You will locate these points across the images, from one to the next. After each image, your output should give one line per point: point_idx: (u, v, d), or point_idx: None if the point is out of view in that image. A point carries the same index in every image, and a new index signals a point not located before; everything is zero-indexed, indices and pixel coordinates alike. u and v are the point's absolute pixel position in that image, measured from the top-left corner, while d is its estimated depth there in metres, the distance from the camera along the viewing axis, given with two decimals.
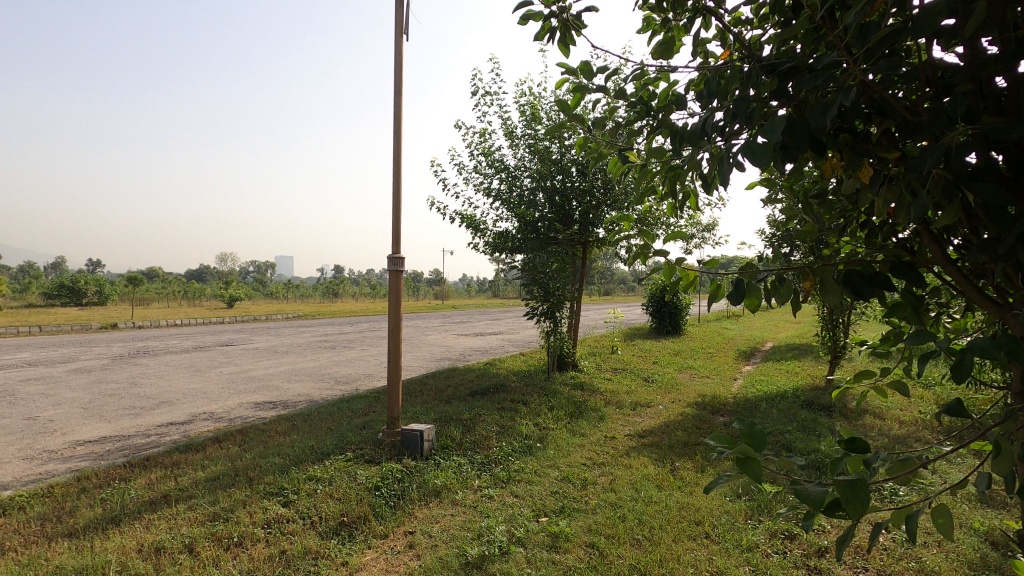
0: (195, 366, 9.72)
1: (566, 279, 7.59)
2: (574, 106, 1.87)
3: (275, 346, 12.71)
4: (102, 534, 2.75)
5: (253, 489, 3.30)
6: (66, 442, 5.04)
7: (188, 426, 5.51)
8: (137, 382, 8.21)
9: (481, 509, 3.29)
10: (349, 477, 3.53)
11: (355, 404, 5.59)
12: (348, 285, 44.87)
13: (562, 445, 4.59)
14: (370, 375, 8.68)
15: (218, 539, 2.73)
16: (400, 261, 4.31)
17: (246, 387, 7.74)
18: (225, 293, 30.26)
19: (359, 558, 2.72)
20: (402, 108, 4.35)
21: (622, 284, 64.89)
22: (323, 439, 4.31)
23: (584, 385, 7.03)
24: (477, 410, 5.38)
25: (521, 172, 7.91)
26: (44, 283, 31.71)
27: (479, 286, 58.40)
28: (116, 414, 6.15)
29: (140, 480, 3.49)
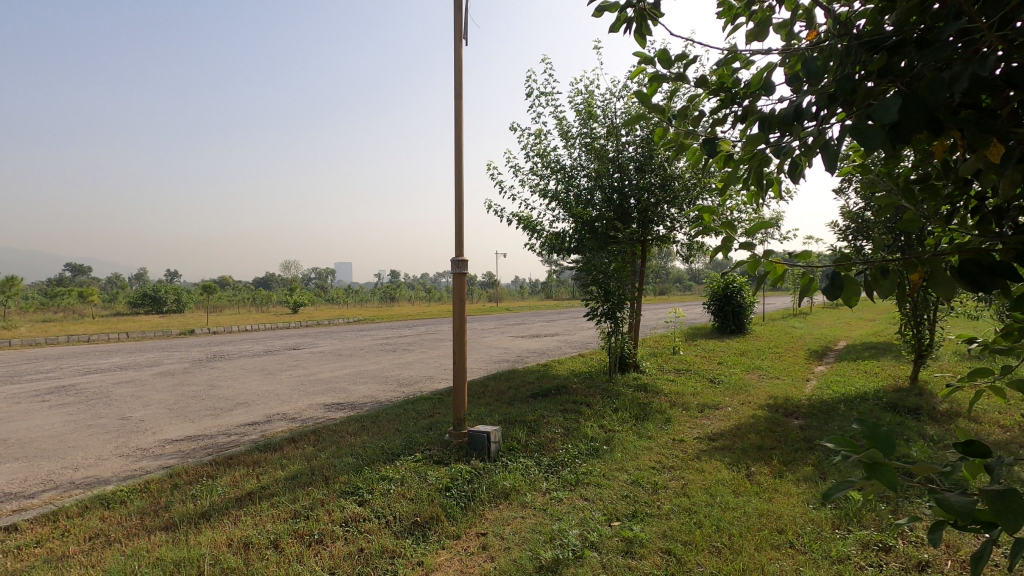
0: (267, 370, 10.20)
1: (626, 278, 7.44)
2: (652, 97, 1.83)
3: (339, 349, 13.17)
4: (195, 528, 2.91)
5: (330, 487, 3.40)
6: (157, 441, 5.39)
7: (264, 426, 5.77)
8: (216, 384, 8.71)
9: (552, 512, 3.26)
10: (420, 478, 3.59)
11: (420, 406, 5.69)
12: (405, 290, 45.90)
13: (630, 448, 4.49)
14: (432, 377, 8.83)
15: (300, 536, 2.83)
16: (463, 264, 4.34)
17: (315, 389, 8.03)
18: (290, 299, 31.67)
19: (434, 558, 2.74)
20: (463, 111, 4.39)
21: (678, 283, 63.29)
22: (392, 440, 4.40)
23: (647, 387, 6.87)
24: (540, 412, 5.35)
25: (577, 172, 7.82)
26: (128, 293, 34.23)
27: (532, 288, 58.48)
28: (198, 415, 6.54)
29: (225, 477, 3.67)
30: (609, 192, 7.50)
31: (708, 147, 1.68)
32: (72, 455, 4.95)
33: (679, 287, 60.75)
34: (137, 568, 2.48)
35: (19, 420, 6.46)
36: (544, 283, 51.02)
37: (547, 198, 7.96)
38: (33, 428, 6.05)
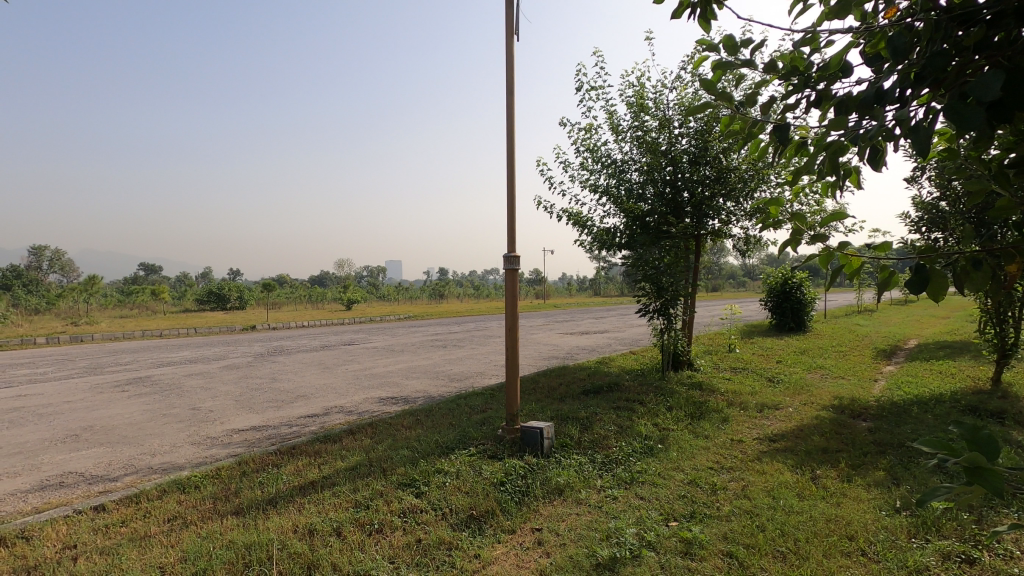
0: (323, 364, 10.55)
1: (680, 274, 7.25)
2: (717, 85, 1.79)
3: (392, 345, 13.46)
4: (264, 514, 3.04)
5: (388, 479, 3.49)
6: (225, 430, 5.67)
7: (323, 418, 5.97)
8: (277, 377, 9.09)
9: (607, 510, 3.22)
10: (474, 472, 3.62)
11: (473, 401, 5.74)
12: (453, 287, 46.44)
13: (686, 447, 4.38)
14: (482, 373, 8.90)
15: (360, 524, 2.91)
16: (516, 260, 4.35)
17: (370, 384, 8.24)
18: (343, 297, 32.66)
19: (491, 552, 2.76)
20: (515, 107, 4.38)
21: (731, 279, 61.38)
22: (446, 434, 4.46)
23: (702, 385, 6.69)
24: (593, 410, 5.30)
25: (628, 166, 7.68)
26: (195, 290, 36.19)
27: (579, 285, 58.08)
28: (262, 407, 6.85)
29: (289, 466, 3.82)
30: (661, 185, 7.33)
31: (778, 135, 1.60)
32: (149, 443, 5.28)
33: (733, 284, 58.74)
34: (212, 550, 2.61)
35: (102, 409, 6.94)
36: (593, 280, 50.57)
37: (597, 194, 7.86)
38: (114, 417, 6.48)
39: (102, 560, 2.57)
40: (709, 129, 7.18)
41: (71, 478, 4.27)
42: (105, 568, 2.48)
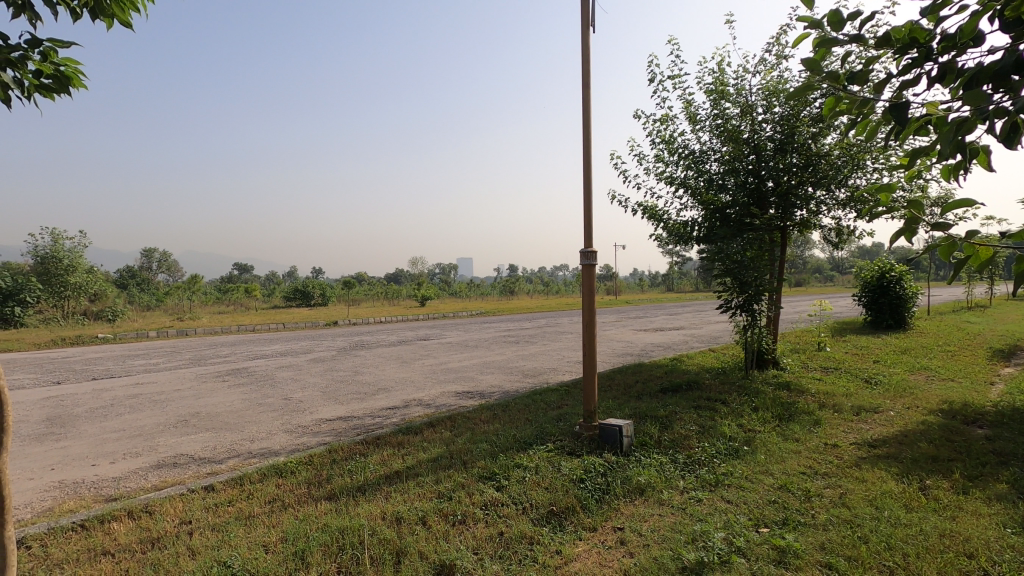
0: (401, 359, 10.93)
1: (766, 267, 6.84)
2: (821, 63, 1.70)
3: (465, 341, 13.71)
4: (354, 500, 3.19)
5: (469, 471, 3.56)
6: (314, 420, 6.01)
7: (403, 411, 6.19)
8: (359, 371, 9.51)
9: (692, 512, 3.12)
10: (553, 468, 3.62)
11: (548, 397, 5.75)
12: (523, 283, 46.66)
13: (774, 450, 4.15)
14: (555, 369, 8.89)
15: (444, 515, 2.99)
16: (593, 255, 4.29)
17: (446, 378, 8.45)
18: (418, 293, 33.70)
19: (572, 548, 2.74)
20: (591, 100, 4.31)
21: (818, 273, 57.72)
22: (524, 429, 4.49)
23: (790, 385, 6.33)
24: (672, 408, 5.15)
25: (708, 156, 7.37)
26: (283, 288, 38.63)
27: (652, 281, 56.71)
28: (346, 398, 7.19)
29: (375, 456, 3.98)
30: (744, 175, 6.98)
31: (895, 115, 1.47)
32: (248, 429, 5.69)
33: (820, 278, 55.03)
34: (309, 531, 2.77)
35: (207, 397, 7.56)
36: (666, 275, 49.26)
37: (674, 186, 7.60)
38: (217, 405, 7.04)
39: (215, 536, 2.80)
40: (797, 114, 6.75)
41: (182, 460, 4.68)
42: (217, 544, 2.70)
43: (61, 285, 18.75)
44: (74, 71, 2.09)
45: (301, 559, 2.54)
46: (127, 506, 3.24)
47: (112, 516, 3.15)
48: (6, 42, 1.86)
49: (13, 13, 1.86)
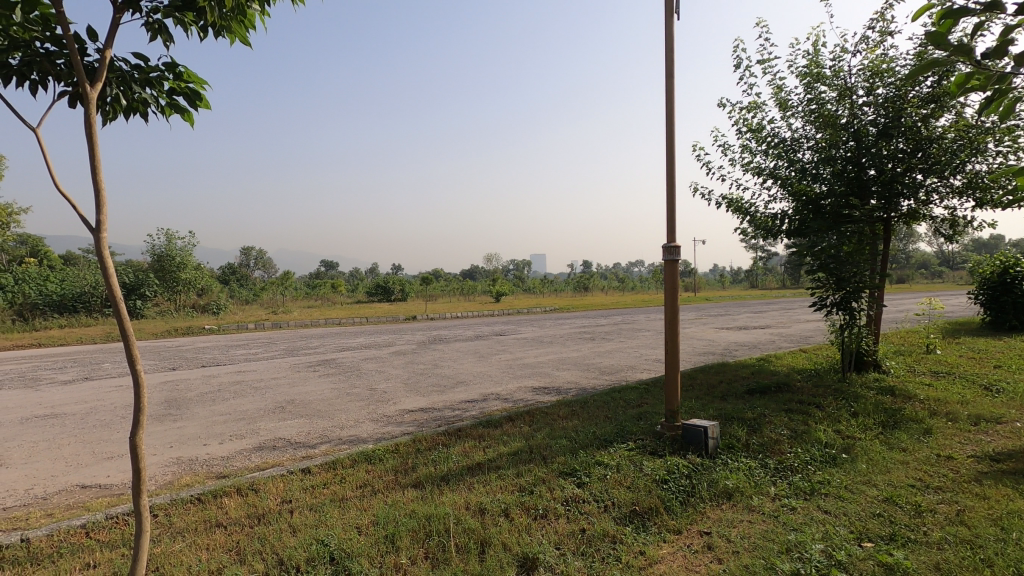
0: (478, 354, 11.13)
1: (867, 262, 6.31)
2: (948, 37, 1.55)
3: (540, 337, 13.76)
4: (439, 488, 3.30)
5: (550, 467, 3.57)
6: (398, 410, 6.26)
7: (482, 404, 6.30)
8: (438, 364, 9.79)
9: (786, 521, 2.95)
10: (635, 467, 3.56)
11: (628, 395, 5.65)
12: (597, 279, 46.05)
13: (878, 460, 3.84)
14: (633, 367, 8.72)
15: (526, 509, 3.02)
16: (677, 251, 4.16)
17: (523, 374, 8.51)
18: (492, 289, 34.18)
19: (657, 550, 2.68)
20: (674, 89, 4.17)
21: (925, 269, 52.67)
22: (603, 426, 4.44)
23: (894, 390, 5.83)
24: (761, 411, 4.91)
25: (800, 145, 6.92)
26: (366, 283, 40.53)
27: (734, 277, 54.28)
28: (428, 390, 7.44)
29: (458, 447, 4.09)
30: (841, 164, 6.49)
31: None
32: (338, 417, 6.02)
33: (927, 274, 50.25)
34: (399, 517, 2.89)
35: (301, 385, 8.09)
36: (750, 271, 46.91)
37: (763, 177, 7.21)
38: (309, 393, 7.50)
39: (312, 516, 2.98)
40: (904, 95, 6.21)
41: (281, 443, 5.03)
42: (315, 523, 2.88)
43: (175, 281, 20.82)
44: (203, 90, 2.27)
45: (391, 543, 2.66)
46: (236, 483, 3.52)
47: (224, 492, 3.43)
48: (147, 64, 2.09)
49: (152, 36, 2.07)
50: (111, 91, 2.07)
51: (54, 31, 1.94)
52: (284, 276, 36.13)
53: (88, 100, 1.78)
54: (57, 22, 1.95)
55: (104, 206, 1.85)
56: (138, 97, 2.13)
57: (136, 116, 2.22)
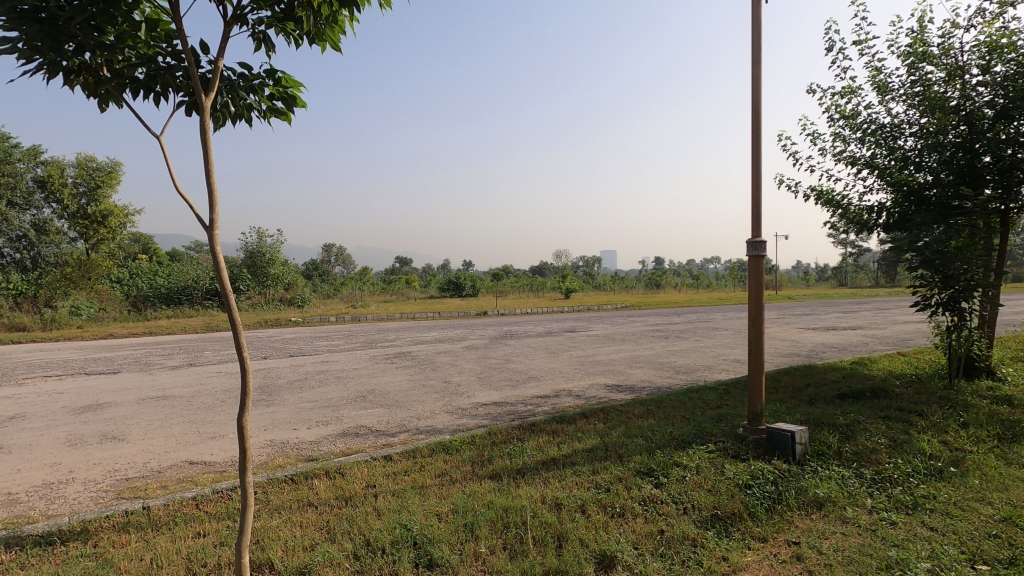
0: (549, 349, 11.14)
1: (981, 258, 5.71)
2: None
3: (612, 334, 13.58)
4: (515, 481, 3.34)
5: (626, 466, 3.52)
6: (472, 403, 6.39)
7: (554, 400, 6.31)
8: (510, 359, 9.89)
9: (884, 535, 2.75)
10: (716, 470, 3.44)
11: (706, 396, 5.45)
12: (670, 275, 44.68)
13: (993, 476, 3.48)
14: (711, 367, 8.40)
15: (603, 506, 3.00)
16: (762, 245, 3.96)
17: (595, 371, 8.44)
18: (562, 285, 34.06)
19: (741, 557, 2.57)
20: (761, 75, 3.96)
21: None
22: (681, 427, 4.32)
23: (1012, 400, 5.26)
24: (855, 417, 4.59)
25: (901, 131, 6.38)
26: (438, 279, 41.65)
27: (820, 274, 51.01)
28: (500, 384, 7.54)
29: (532, 441, 4.12)
30: (950, 150, 5.92)
31: None
32: (415, 408, 6.23)
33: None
34: (477, 507, 2.95)
35: (380, 376, 8.45)
36: (838, 268, 43.87)
37: (857, 167, 6.71)
38: (388, 384, 7.80)
39: (395, 501, 3.11)
40: None
41: (363, 430, 5.28)
42: (399, 508, 3.00)
43: (265, 276, 22.35)
44: (299, 93, 2.41)
45: (470, 531, 2.72)
46: (324, 466, 3.73)
47: (314, 474, 3.65)
48: (251, 73, 2.25)
49: (257, 46, 2.22)
50: (221, 99, 2.23)
51: (175, 46, 2.12)
52: (362, 271, 37.82)
53: (203, 108, 1.94)
54: (177, 37, 2.13)
55: (215, 205, 2.01)
56: (244, 102, 2.29)
57: (241, 121, 2.38)
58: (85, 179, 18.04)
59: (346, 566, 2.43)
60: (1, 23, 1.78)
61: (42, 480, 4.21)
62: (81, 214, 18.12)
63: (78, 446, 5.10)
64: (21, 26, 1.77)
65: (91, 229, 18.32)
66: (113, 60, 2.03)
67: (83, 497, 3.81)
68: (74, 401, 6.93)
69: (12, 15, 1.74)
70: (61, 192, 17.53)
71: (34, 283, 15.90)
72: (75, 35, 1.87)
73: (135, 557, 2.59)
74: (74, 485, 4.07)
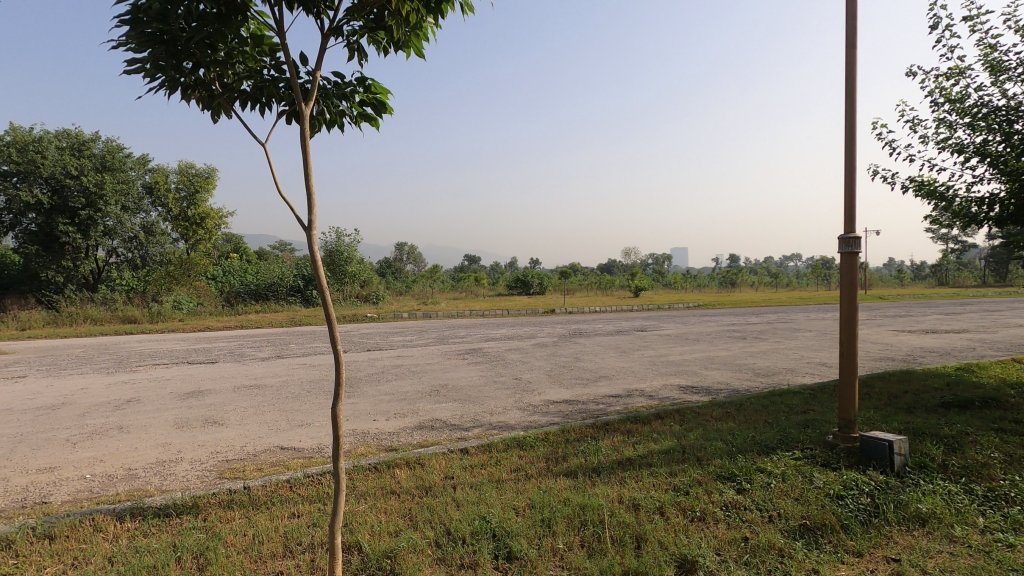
0: (620, 348, 10.98)
1: None
2: None
3: (685, 333, 13.19)
4: (591, 479, 3.33)
5: (706, 469, 3.42)
6: (543, 400, 6.42)
7: (627, 399, 6.21)
8: (580, 357, 9.84)
9: (1001, 558, 2.50)
10: (803, 478, 3.27)
11: (791, 400, 5.19)
12: (746, 274, 42.67)
13: None
14: (794, 370, 7.97)
15: (682, 509, 2.93)
16: (856, 242, 3.72)
17: (668, 371, 8.23)
18: (632, 283, 33.40)
19: (833, 571, 2.43)
20: (856, 60, 3.72)
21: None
22: (764, 432, 4.14)
23: None
24: (963, 428, 4.21)
25: (1019, 114, 5.77)
26: (506, 276, 42.14)
27: (916, 273, 47.06)
28: (571, 382, 7.52)
29: (607, 440, 4.09)
30: None
31: None
32: (487, 403, 6.35)
33: None
34: (554, 503, 2.97)
35: (453, 372, 8.66)
36: (938, 267, 40.23)
37: (965, 155, 6.14)
38: (460, 379, 7.99)
39: (473, 493, 3.19)
40: None
41: (438, 424, 5.44)
42: (477, 500, 3.08)
43: (343, 273, 23.44)
44: (387, 99, 2.51)
45: (548, 527, 2.74)
46: (405, 457, 3.88)
47: (395, 463, 3.80)
48: (343, 81, 2.37)
49: (350, 55, 2.34)
50: (317, 107, 2.37)
51: (277, 59, 2.27)
52: (434, 269, 38.89)
53: (303, 116, 2.07)
54: (279, 50, 2.28)
55: (313, 206, 2.14)
56: (337, 109, 2.42)
57: (335, 128, 2.52)
58: (186, 184, 19.72)
59: (429, 553, 2.52)
60: (131, 46, 1.97)
61: (156, 458, 4.66)
62: (183, 217, 19.81)
63: (184, 428, 5.60)
64: (148, 47, 1.95)
65: (191, 230, 20.02)
66: (223, 75, 2.20)
67: (191, 475, 4.18)
68: (180, 388, 7.59)
69: (140, 37, 1.93)
70: (167, 198, 19.12)
71: (144, 280, 18.11)
72: (193, 54, 2.05)
73: (240, 533, 2.82)
74: (183, 464, 4.48)
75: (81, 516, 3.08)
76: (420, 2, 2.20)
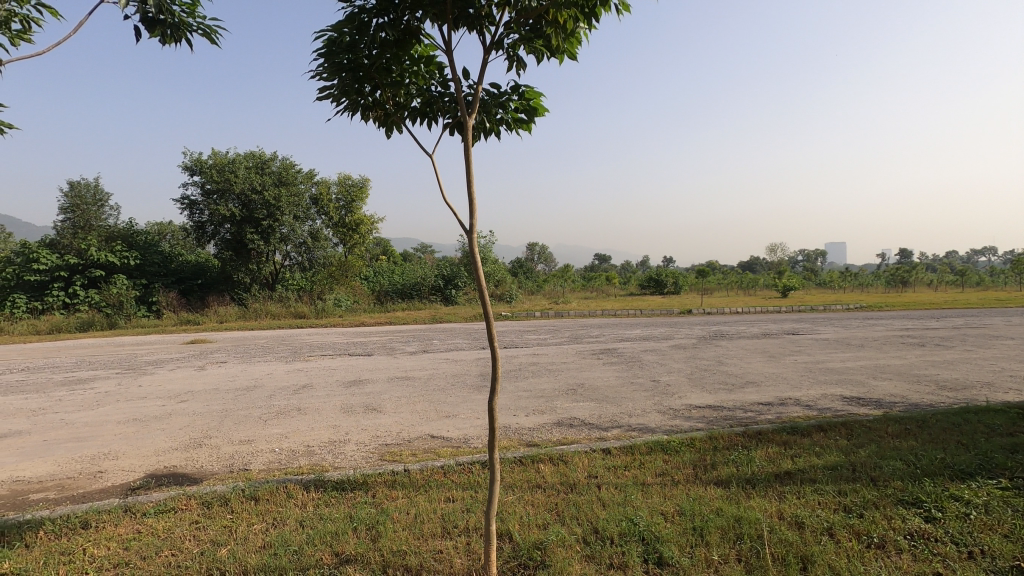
0: (768, 352, 10.17)
1: None
2: None
3: (847, 338, 11.81)
4: (745, 491, 3.14)
5: (884, 491, 3.04)
6: (684, 404, 6.17)
7: (780, 408, 5.75)
8: (723, 361, 9.27)
9: None
10: (1015, 513, 2.76)
11: (992, 419, 4.41)
12: (922, 272, 37.03)
13: None
14: (992, 384, 6.76)
15: (856, 533, 2.64)
16: None
17: (827, 379, 7.45)
18: (778, 283, 30.72)
19: None
20: None
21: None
22: (957, 454, 3.58)
23: None
24: None
25: None
26: (638, 275, 40.99)
27: None
28: (714, 387, 7.14)
29: (761, 450, 3.83)
30: None
31: None
32: (625, 404, 6.26)
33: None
34: (704, 511, 2.85)
35: (588, 371, 8.65)
36: None
37: None
38: (596, 379, 7.95)
39: (618, 494, 3.17)
40: None
41: (577, 422, 5.48)
42: (621, 501, 3.05)
43: None
44: (541, 107, 2.61)
45: (700, 536, 2.64)
46: (547, 452, 3.96)
47: (539, 458, 3.91)
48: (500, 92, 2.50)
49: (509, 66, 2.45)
50: (478, 117, 2.53)
51: (443, 76, 2.45)
52: (564, 269, 39.14)
53: (466, 126, 2.21)
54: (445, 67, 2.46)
55: (474, 212, 2.28)
56: (494, 118, 2.56)
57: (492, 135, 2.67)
58: (344, 195, 22.00)
59: (577, 549, 2.56)
60: (324, 75, 2.25)
61: (329, 438, 5.27)
62: (342, 224, 22.19)
63: (349, 413, 6.26)
64: (337, 76, 2.21)
65: (348, 235, 22.32)
66: (397, 95, 2.43)
67: (357, 455, 4.67)
68: (343, 376, 8.49)
69: (333, 67, 2.19)
70: (330, 208, 21.52)
71: (311, 280, 20.47)
72: (373, 77, 2.28)
73: (404, 511, 3.09)
74: (350, 445, 5.02)
75: (277, 483, 3.59)
76: (577, 9, 2.25)
